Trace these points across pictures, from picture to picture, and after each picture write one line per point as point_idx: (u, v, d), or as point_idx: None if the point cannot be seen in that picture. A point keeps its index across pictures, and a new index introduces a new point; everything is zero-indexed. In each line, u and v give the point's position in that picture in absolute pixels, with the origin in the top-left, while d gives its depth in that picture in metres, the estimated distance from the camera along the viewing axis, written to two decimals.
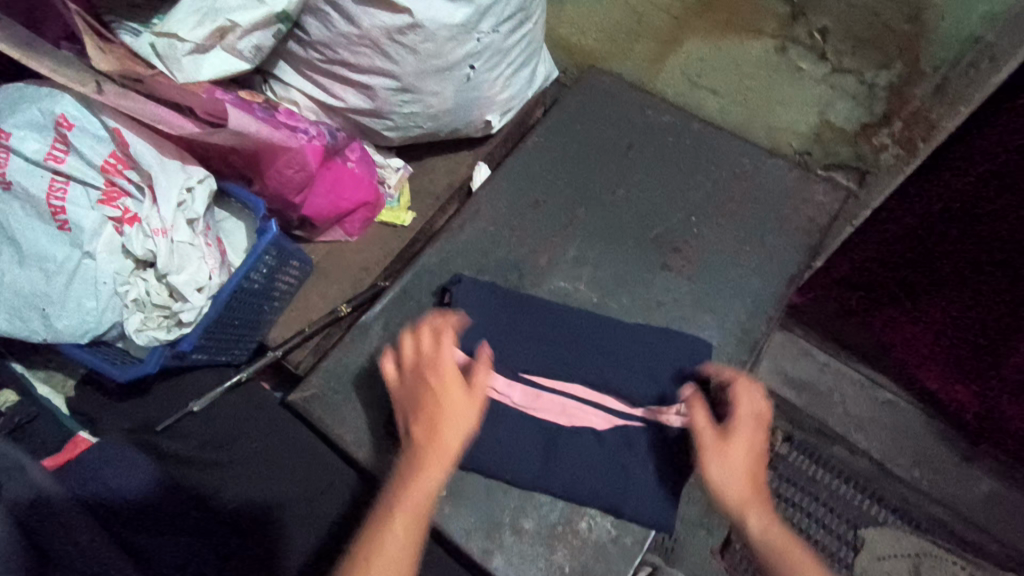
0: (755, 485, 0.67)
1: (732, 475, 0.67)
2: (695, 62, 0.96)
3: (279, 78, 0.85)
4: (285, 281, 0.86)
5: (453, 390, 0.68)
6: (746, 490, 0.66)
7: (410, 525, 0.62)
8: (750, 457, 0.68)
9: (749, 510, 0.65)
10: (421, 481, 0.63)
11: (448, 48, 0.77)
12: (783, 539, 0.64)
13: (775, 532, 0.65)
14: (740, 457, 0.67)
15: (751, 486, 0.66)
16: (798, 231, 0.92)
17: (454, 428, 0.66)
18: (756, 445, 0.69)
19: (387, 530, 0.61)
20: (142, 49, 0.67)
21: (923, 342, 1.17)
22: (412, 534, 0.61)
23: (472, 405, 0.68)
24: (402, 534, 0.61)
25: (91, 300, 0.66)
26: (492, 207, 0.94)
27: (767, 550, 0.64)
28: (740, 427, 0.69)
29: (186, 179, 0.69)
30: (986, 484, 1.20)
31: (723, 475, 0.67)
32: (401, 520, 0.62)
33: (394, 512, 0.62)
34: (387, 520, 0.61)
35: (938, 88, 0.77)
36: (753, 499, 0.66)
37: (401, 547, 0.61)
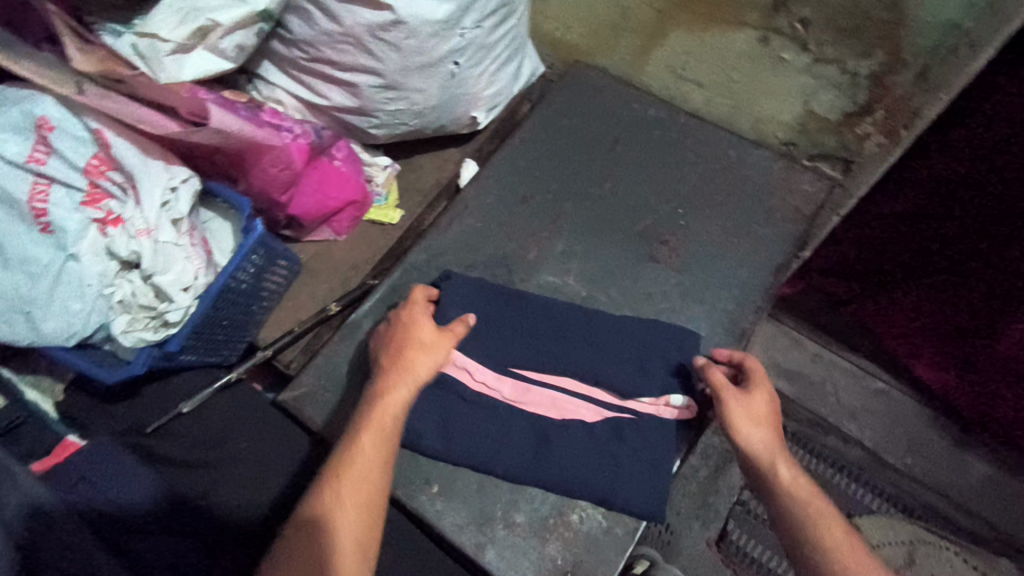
0: (779, 440, 0.73)
1: (759, 426, 0.72)
2: (679, 55, 0.97)
3: (264, 79, 0.85)
4: (273, 280, 0.86)
5: (419, 325, 0.75)
6: (771, 442, 0.72)
7: (380, 439, 0.67)
8: (771, 416, 0.73)
9: (778, 459, 0.71)
10: (389, 401, 0.70)
11: (431, 44, 0.78)
12: (806, 487, 0.70)
13: (800, 481, 0.71)
14: (765, 411, 0.73)
15: (775, 439, 0.72)
16: (785, 221, 0.92)
17: (420, 356, 0.72)
18: (772, 405, 0.75)
19: (358, 443, 0.67)
20: (122, 49, 0.64)
21: (912, 326, 1.16)
22: (377, 448, 0.67)
23: (442, 342, 0.74)
24: (373, 446, 0.67)
25: (77, 302, 0.65)
26: (480, 203, 0.94)
27: (795, 497, 0.69)
28: (761, 386, 0.74)
29: (169, 178, 0.70)
30: (979, 468, 1.20)
31: (757, 435, 0.71)
32: (370, 434, 0.67)
33: (364, 426, 0.68)
34: (359, 435, 0.67)
35: (920, 76, 0.78)
36: (777, 449, 0.71)
37: (372, 457, 0.66)
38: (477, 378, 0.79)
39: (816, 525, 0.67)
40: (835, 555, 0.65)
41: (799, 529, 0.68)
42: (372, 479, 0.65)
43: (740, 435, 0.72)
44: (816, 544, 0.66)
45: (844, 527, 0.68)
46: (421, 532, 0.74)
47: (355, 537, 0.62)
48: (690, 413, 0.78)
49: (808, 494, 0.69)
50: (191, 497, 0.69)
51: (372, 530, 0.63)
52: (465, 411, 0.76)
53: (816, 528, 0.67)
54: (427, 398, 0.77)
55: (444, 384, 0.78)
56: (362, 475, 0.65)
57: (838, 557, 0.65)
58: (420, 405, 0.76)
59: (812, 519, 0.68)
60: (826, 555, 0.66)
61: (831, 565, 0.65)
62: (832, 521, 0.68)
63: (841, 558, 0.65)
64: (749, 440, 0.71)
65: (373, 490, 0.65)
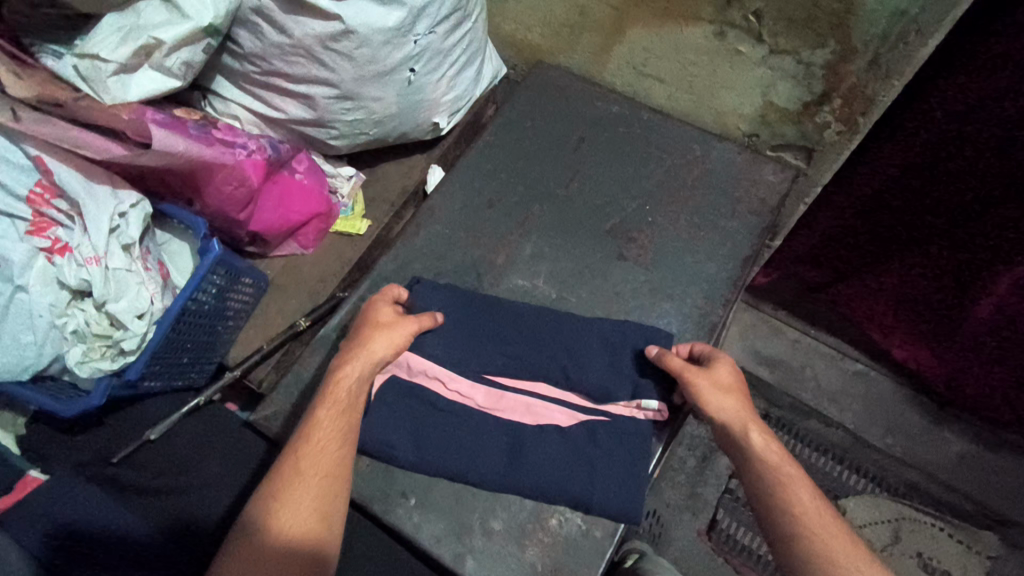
0: (750, 412, 0.72)
1: (725, 398, 0.72)
2: (639, 51, 0.97)
3: (218, 93, 0.84)
4: (238, 298, 0.85)
5: (380, 306, 0.76)
6: (738, 413, 0.71)
7: (336, 416, 0.67)
8: (739, 391, 0.73)
9: (747, 427, 0.70)
10: (345, 378, 0.70)
11: (384, 52, 0.76)
12: (775, 457, 0.68)
13: (772, 449, 0.69)
14: (730, 384, 0.73)
15: (744, 409, 0.72)
16: (751, 212, 0.93)
17: (377, 335, 0.73)
18: (741, 382, 0.74)
19: (316, 421, 0.67)
20: (65, 71, 0.65)
21: (886, 307, 1.16)
22: (334, 424, 0.67)
23: (401, 329, 0.74)
24: (331, 424, 0.67)
25: (28, 335, 0.64)
26: (446, 208, 0.93)
27: (765, 463, 0.68)
28: (724, 361, 0.75)
29: (117, 204, 0.68)
30: (956, 445, 1.24)
31: (722, 405, 0.71)
32: (328, 412, 0.67)
33: (321, 405, 0.68)
34: (315, 414, 0.67)
35: (872, 64, 0.78)
36: (745, 420, 0.71)
37: (330, 434, 0.66)
38: (450, 388, 0.79)
39: (786, 493, 0.66)
40: (805, 522, 0.64)
41: (770, 497, 0.66)
42: (331, 453, 0.65)
43: (707, 407, 0.72)
44: (787, 512, 0.65)
45: (816, 495, 0.66)
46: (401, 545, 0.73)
47: (315, 509, 0.61)
48: (661, 417, 0.77)
49: (777, 462, 0.68)
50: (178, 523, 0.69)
51: (333, 504, 0.63)
52: (439, 421, 0.76)
53: (786, 496, 0.66)
54: (398, 409, 0.76)
55: (414, 392, 0.78)
56: (319, 451, 0.65)
57: (809, 523, 0.64)
58: (394, 417, 0.76)
59: (781, 487, 0.66)
60: (797, 524, 0.64)
61: (802, 533, 0.63)
62: (803, 487, 0.66)
63: (811, 525, 0.64)
64: (714, 413, 0.71)
65: (331, 466, 0.64)
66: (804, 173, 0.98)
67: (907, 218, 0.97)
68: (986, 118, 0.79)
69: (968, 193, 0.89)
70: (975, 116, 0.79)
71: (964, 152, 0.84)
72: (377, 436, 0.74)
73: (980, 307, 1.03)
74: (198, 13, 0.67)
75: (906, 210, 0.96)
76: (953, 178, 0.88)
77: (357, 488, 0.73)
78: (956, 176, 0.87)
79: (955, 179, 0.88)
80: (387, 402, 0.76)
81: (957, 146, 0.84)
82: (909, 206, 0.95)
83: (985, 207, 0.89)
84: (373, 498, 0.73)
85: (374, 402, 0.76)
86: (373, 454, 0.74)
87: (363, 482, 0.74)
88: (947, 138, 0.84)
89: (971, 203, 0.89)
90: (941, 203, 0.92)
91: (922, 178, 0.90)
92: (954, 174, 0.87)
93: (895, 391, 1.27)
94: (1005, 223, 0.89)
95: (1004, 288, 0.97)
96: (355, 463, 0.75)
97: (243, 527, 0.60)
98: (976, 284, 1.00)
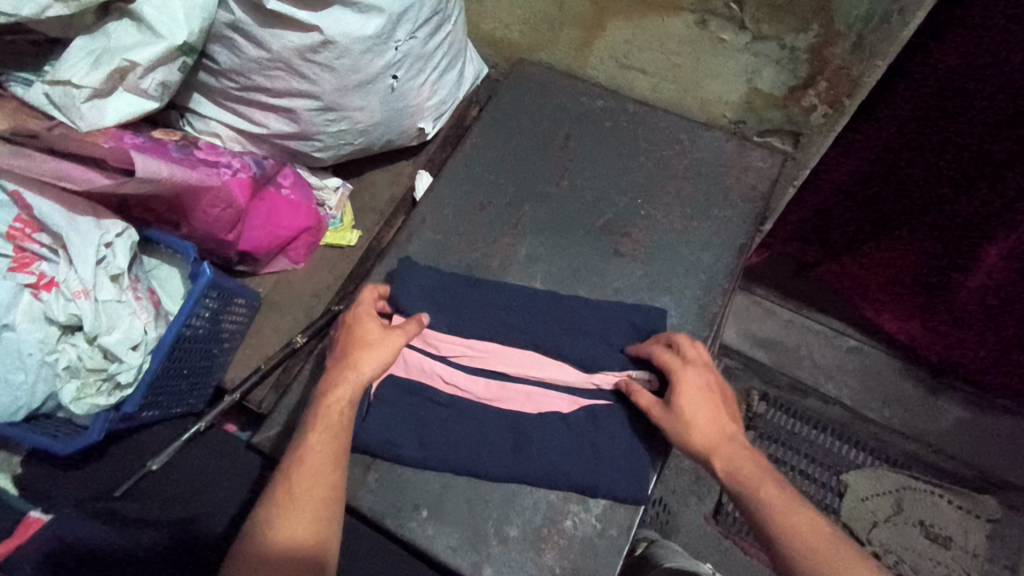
0: (721, 433, 0.70)
1: (693, 432, 0.69)
2: (621, 44, 0.96)
3: (196, 112, 0.82)
4: (232, 320, 0.83)
5: (366, 322, 0.70)
6: (710, 442, 0.69)
7: (328, 440, 0.63)
8: (708, 415, 0.70)
9: (716, 454, 0.68)
10: (336, 402, 0.65)
11: (365, 60, 0.75)
12: (755, 481, 0.66)
13: (748, 467, 0.67)
14: (694, 413, 0.70)
15: (713, 436, 0.69)
16: (742, 199, 0.93)
17: (367, 356, 0.67)
18: (711, 401, 0.71)
19: (306, 447, 0.63)
20: (37, 100, 0.64)
21: (880, 282, 1.16)
22: (327, 446, 0.63)
23: (388, 347, 0.68)
24: (322, 444, 0.63)
25: (18, 374, 0.62)
26: (437, 214, 0.92)
27: (742, 484, 0.67)
28: (685, 381, 0.71)
29: (102, 234, 0.66)
30: (953, 413, 1.25)
31: (691, 439, 0.69)
32: (319, 437, 0.63)
33: (311, 429, 0.64)
34: (305, 438, 0.63)
35: (856, 45, 0.78)
36: (719, 447, 0.69)
37: (323, 454, 0.62)
38: (450, 384, 0.78)
39: (767, 508, 0.64)
40: (803, 545, 0.62)
41: (756, 512, 0.65)
42: (325, 477, 0.61)
43: (680, 444, 0.70)
44: (785, 540, 0.62)
45: (803, 504, 0.65)
46: (414, 556, 0.73)
47: (305, 536, 0.58)
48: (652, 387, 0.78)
49: (759, 485, 0.66)
50: (184, 522, 0.71)
51: (328, 527, 0.60)
52: (441, 415, 0.76)
53: (776, 521, 0.63)
54: (405, 415, 0.75)
55: (414, 389, 0.77)
56: (312, 477, 0.61)
57: (802, 538, 0.62)
58: (397, 417, 0.75)
59: (774, 514, 0.64)
60: (796, 553, 0.61)
61: (797, 551, 0.61)
62: (786, 500, 0.65)
63: (809, 545, 0.61)
64: (688, 449, 0.70)
65: (324, 491, 0.61)
66: (792, 158, 0.98)
67: (900, 189, 0.96)
68: (970, 97, 0.79)
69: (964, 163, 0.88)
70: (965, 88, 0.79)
71: (950, 130, 0.84)
72: (381, 434, 0.74)
73: (971, 276, 1.03)
74: (170, 31, 0.65)
75: (898, 183, 0.95)
76: (941, 153, 0.88)
77: (369, 503, 0.73)
78: (945, 148, 0.87)
79: (946, 154, 0.88)
80: (394, 408, 0.75)
81: (945, 115, 0.83)
82: (903, 181, 0.95)
83: (975, 180, 0.89)
84: (388, 513, 0.72)
85: (376, 402, 0.75)
86: (376, 454, 0.74)
87: (375, 497, 0.73)
88: (932, 109, 0.83)
89: (963, 174, 0.89)
90: (934, 173, 0.91)
91: (913, 150, 0.90)
92: (947, 148, 0.87)
93: (891, 364, 1.28)
94: (995, 195, 0.89)
95: (994, 256, 0.97)
96: (364, 478, 0.74)
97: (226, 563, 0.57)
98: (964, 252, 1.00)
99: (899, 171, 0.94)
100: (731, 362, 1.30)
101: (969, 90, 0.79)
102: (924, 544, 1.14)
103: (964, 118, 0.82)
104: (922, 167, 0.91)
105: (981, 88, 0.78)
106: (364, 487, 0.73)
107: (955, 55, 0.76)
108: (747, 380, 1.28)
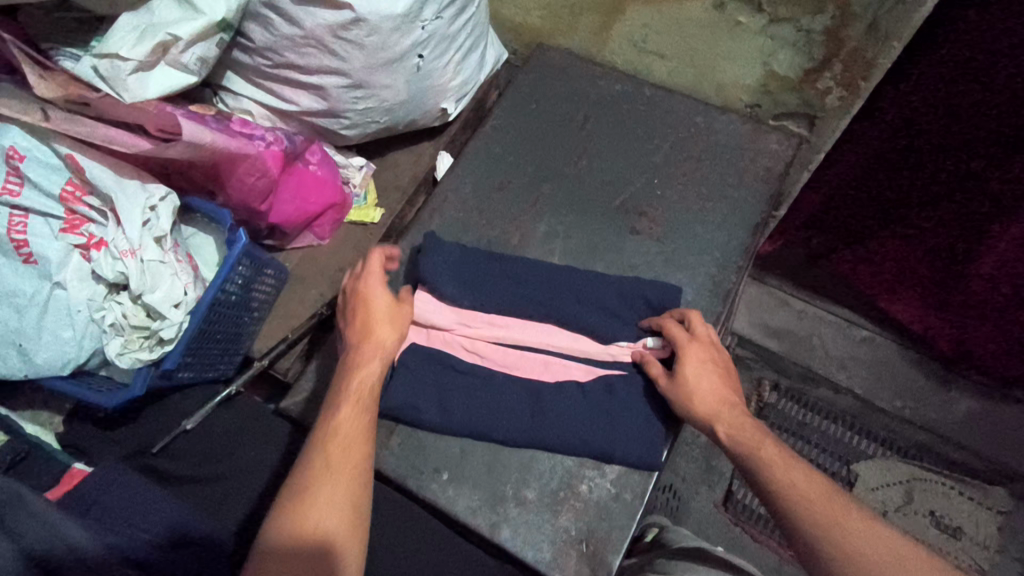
0: (723, 399, 0.73)
1: (695, 399, 0.72)
2: (639, 28, 0.98)
3: (229, 89, 0.85)
4: (262, 290, 0.87)
5: (378, 293, 0.73)
6: (711, 408, 0.72)
7: (358, 412, 0.66)
8: (712, 383, 0.73)
9: (719, 418, 0.71)
10: (366, 374, 0.68)
11: (394, 39, 0.78)
12: (753, 439, 0.69)
13: (750, 430, 0.70)
14: (698, 381, 0.73)
15: (718, 402, 0.72)
16: (756, 180, 0.95)
17: (384, 327, 0.71)
18: (714, 371, 0.74)
19: (337, 420, 0.65)
20: (84, 73, 0.65)
21: (893, 272, 1.16)
22: (359, 419, 0.65)
23: (400, 321, 0.73)
24: (352, 417, 0.65)
25: (68, 330, 0.67)
26: (458, 192, 0.94)
27: (744, 447, 0.69)
28: (688, 353, 0.74)
29: (147, 198, 0.70)
30: (966, 403, 1.24)
31: (695, 404, 0.73)
32: (349, 408, 0.66)
33: (341, 403, 0.66)
34: (336, 412, 0.65)
35: (871, 27, 0.79)
36: (721, 412, 0.72)
37: (354, 428, 0.64)
38: (470, 353, 0.81)
39: (768, 468, 0.66)
40: (798, 493, 0.64)
41: (758, 472, 0.67)
42: (358, 449, 0.63)
43: (684, 411, 0.73)
44: (782, 488, 0.64)
45: (806, 468, 0.67)
46: (435, 516, 0.76)
47: (347, 503, 0.60)
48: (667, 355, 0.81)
49: (758, 444, 0.68)
50: (218, 479, 0.75)
51: (362, 496, 0.61)
52: (463, 383, 0.78)
53: (774, 474, 0.66)
54: (427, 379, 0.78)
55: (437, 358, 0.80)
56: (344, 449, 0.63)
57: (804, 497, 0.63)
58: (420, 383, 0.77)
59: (771, 470, 0.66)
60: (793, 501, 0.63)
61: (799, 508, 0.63)
62: (788, 462, 0.67)
63: (805, 495, 0.63)
64: (690, 416, 0.73)
65: (356, 461, 0.62)
66: (807, 141, 0.99)
67: (912, 177, 0.98)
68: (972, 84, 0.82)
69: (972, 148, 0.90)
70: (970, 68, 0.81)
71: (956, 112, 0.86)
72: (404, 399, 0.76)
73: (983, 259, 1.04)
74: (211, 8, 0.69)
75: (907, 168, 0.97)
76: (947, 139, 0.90)
77: (392, 464, 0.75)
78: (954, 131, 0.89)
79: (953, 138, 0.90)
80: (416, 372, 0.78)
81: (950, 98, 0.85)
82: (911, 166, 0.96)
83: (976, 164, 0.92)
84: (411, 474, 0.75)
85: (400, 367, 0.78)
86: (399, 418, 0.76)
87: (398, 459, 0.76)
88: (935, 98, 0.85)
89: (967, 161, 0.92)
90: (943, 158, 0.93)
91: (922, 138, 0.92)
92: (953, 134, 0.89)
93: (902, 355, 1.26)
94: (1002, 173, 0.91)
95: (1008, 236, 0.98)
96: (387, 441, 0.77)
97: (268, 533, 0.57)
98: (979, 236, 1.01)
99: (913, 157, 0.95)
100: (744, 351, 1.30)
101: (970, 77, 0.81)
102: (934, 534, 1.15)
103: (966, 108, 0.84)
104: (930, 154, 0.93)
105: (983, 74, 0.80)
106: (387, 449, 0.76)
107: (961, 42, 0.78)
108: (760, 370, 1.29)
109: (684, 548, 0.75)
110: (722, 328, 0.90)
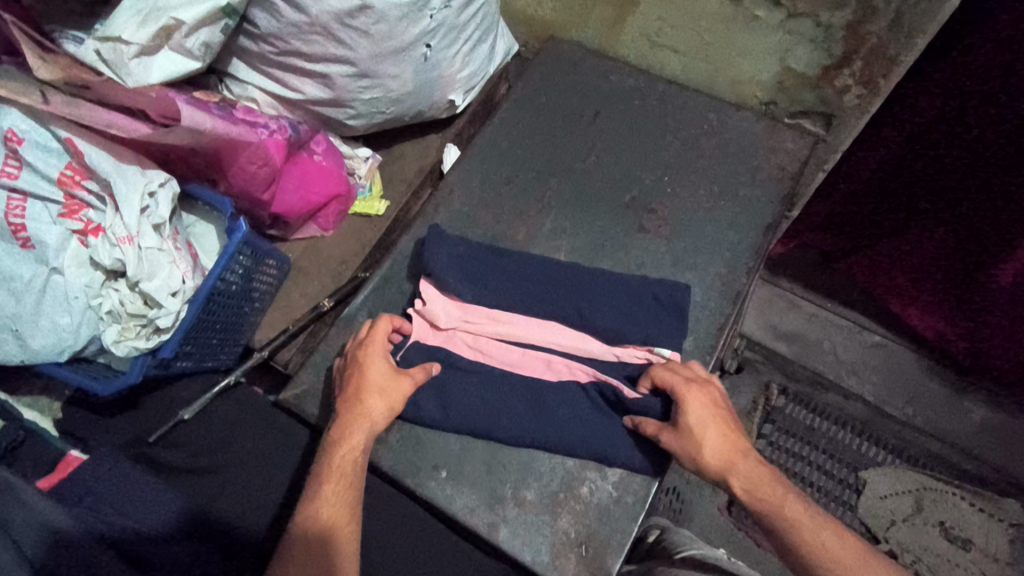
0: (734, 451, 0.69)
1: (705, 451, 0.68)
2: (653, 21, 0.96)
3: (233, 76, 0.84)
4: (263, 280, 0.86)
5: (376, 361, 0.72)
6: (724, 461, 0.68)
7: (340, 489, 0.65)
8: (720, 437, 0.69)
9: (734, 474, 0.68)
10: (352, 450, 0.66)
11: (401, 27, 0.76)
12: (774, 498, 0.66)
13: (767, 483, 0.67)
14: (707, 436, 0.69)
15: (731, 456, 0.69)
16: (770, 179, 0.92)
17: (377, 397, 0.70)
18: (718, 422, 0.70)
19: (320, 500, 0.64)
20: (87, 57, 0.64)
21: (909, 278, 1.12)
22: (342, 496, 0.64)
23: (395, 388, 0.71)
24: (334, 494, 0.64)
25: (65, 316, 0.67)
26: (463, 186, 0.93)
27: (766, 505, 0.66)
28: (689, 403, 0.70)
29: (146, 183, 0.70)
30: (981, 412, 1.20)
31: (707, 463, 0.68)
32: (332, 487, 0.65)
33: (324, 481, 0.65)
34: (319, 489, 0.65)
35: (894, 22, 0.76)
36: (735, 465, 0.68)
37: (336, 508, 0.64)
38: (472, 350, 0.80)
39: (794, 527, 0.64)
40: (832, 558, 0.62)
41: (784, 533, 0.65)
42: (338, 530, 0.63)
43: (697, 469, 0.69)
44: (815, 558, 0.63)
45: (825, 516, 0.66)
46: (433, 514, 0.75)
47: None
48: None
49: (780, 501, 0.66)
50: (214, 470, 0.74)
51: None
52: (462, 380, 0.77)
53: (801, 534, 0.64)
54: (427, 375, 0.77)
55: (438, 355, 0.79)
56: (327, 531, 0.62)
57: (834, 557, 0.62)
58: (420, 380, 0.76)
59: (798, 531, 0.64)
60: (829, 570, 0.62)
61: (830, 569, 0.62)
62: (810, 517, 0.65)
63: (835, 557, 0.62)
64: (702, 470, 0.69)
65: (341, 546, 0.62)
66: (823, 140, 0.96)
67: (936, 180, 0.93)
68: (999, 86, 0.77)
69: (990, 162, 0.86)
70: (1002, 71, 0.75)
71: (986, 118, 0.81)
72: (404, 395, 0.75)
73: (1002, 278, 0.99)
74: None
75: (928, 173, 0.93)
76: (972, 147, 0.86)
77: (390, 460, 0.74)
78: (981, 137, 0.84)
79: (980, 147, 0.85)
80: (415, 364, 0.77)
81: (970, 107, 0.81)
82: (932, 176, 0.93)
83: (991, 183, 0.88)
84: (409, 471, 0.74)
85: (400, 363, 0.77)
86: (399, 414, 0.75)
87: (396, 455, 0.75)
88: (960, 103, 0.81)
89: (995, 173, 0.87)
90: (966, 168, 0.89)
91: (941, 150, 0.89)
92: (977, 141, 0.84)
93: (915, 361, 1.24)
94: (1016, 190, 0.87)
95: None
96: (386, 437, 0.75)
97: None
98: (993, 261, 0.98)
99: (931, 167, 0.91)
100: (750, 351, 1.28)
101: (1007, 82, 0.75)
102: (942, 544, 1.12)
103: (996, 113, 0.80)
104: (957, 160, 0.89)
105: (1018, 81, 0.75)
106: (386, 445, 0.75)
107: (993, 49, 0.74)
108: (767, 372, 1.26)
109: (685, 557, 0.72)
110: (731, 330, 0.87)
